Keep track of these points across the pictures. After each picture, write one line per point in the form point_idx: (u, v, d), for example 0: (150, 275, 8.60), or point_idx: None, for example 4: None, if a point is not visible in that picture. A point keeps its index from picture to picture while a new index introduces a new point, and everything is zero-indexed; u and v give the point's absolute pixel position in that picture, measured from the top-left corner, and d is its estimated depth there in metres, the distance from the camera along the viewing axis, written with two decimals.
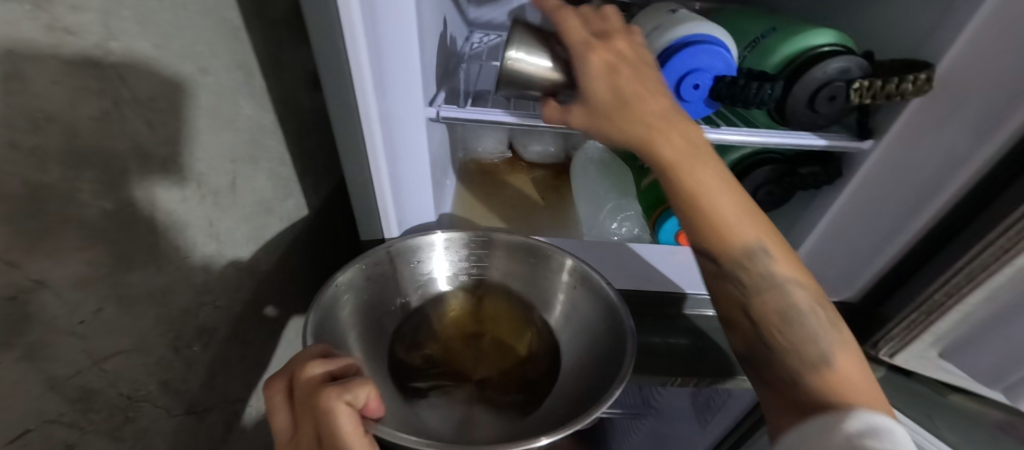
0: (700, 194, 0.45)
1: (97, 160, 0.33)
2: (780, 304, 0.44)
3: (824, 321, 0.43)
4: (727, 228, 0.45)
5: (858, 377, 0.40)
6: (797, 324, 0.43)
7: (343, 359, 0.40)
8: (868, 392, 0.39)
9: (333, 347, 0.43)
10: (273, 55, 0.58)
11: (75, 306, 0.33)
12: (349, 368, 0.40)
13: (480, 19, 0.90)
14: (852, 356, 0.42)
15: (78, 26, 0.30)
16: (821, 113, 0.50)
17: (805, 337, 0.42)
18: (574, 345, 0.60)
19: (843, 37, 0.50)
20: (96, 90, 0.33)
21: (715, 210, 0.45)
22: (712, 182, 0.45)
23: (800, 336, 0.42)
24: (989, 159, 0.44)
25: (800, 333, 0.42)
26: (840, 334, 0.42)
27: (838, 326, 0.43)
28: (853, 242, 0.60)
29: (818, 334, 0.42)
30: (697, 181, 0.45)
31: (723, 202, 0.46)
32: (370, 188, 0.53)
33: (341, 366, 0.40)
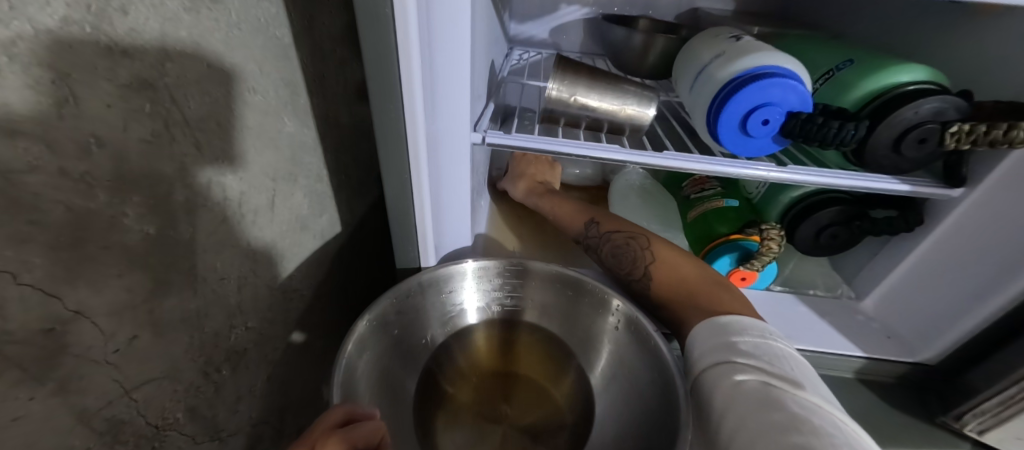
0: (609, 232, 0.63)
1: (143, 184, 0.32)
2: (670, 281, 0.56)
3: (639, 245, 0.59)
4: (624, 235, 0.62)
5: (697, 277, 0.55)
6: (620, 251, 0.61)
7: (364, 429, 0.37)
8: (706, 291, 0.53)
9: (358, 405, 0.41)
10: (319, 71, 0.57)
11: (111, 335, 0.31)
12: (374, 439, 0.38)
13: (521, 35, 0.88)
14: (675, 261, 0.57)
15: (135, 48, 0.30)
16: (907, 156, 0.45)
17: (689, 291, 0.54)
18: (618, 400, 0.55)
19: (935, 72, 0.45)
20: (148, 112, 0.32)
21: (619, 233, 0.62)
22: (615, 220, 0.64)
23: (630, 262, 0.60)
24: None
25: (628, 260, 0.60)
26: (651, 249, 0.58)
27: (648, 246, 0.59)
28: (933, 296, 0.55)
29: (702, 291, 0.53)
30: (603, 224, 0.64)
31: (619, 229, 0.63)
32: (410, 214, 0.51)
33: (365, 438, 0.37)
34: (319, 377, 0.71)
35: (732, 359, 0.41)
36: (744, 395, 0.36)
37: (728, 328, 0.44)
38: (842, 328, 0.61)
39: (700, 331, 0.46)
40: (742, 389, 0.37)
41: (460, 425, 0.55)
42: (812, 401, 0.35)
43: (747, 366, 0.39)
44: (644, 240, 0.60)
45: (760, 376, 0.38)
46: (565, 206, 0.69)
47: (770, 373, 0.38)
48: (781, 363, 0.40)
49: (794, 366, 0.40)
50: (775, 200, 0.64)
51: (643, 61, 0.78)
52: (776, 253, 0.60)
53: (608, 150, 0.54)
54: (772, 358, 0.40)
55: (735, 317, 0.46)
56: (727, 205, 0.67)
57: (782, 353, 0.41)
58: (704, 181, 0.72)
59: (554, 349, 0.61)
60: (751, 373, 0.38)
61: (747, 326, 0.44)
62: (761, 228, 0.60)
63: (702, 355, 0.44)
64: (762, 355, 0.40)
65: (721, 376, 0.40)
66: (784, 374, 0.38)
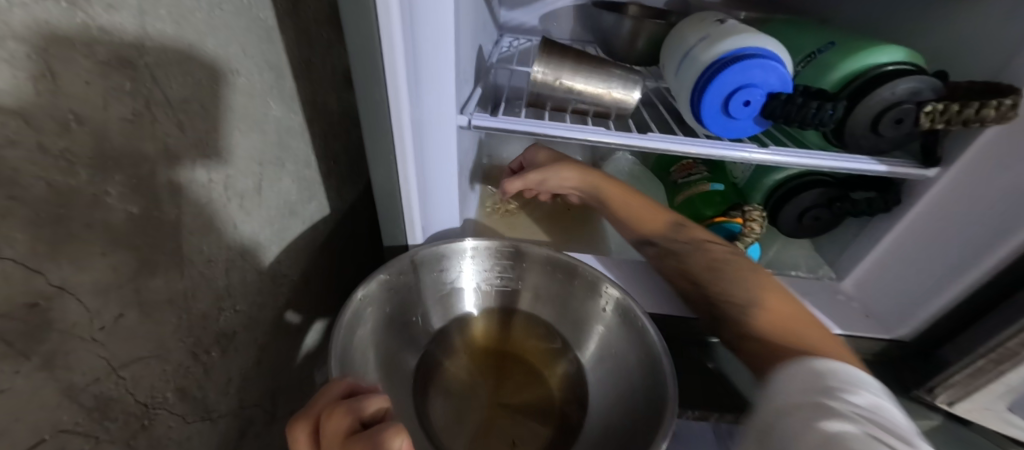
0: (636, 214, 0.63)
1: (125, 162, 0.32)
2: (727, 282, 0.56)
3: (704, 254, 0.58)
4: (648, 216, 0.62)
5: (768, 295, 0.53)
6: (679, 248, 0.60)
7: (370, 402, 0.36)
8: (778, 317, 0.51)
9: (359, 380, 0.41)
10: (305, 56, 0.57)
11: (96, 313, 0.32)
12: (378, 413, 0.37)
13: (511, 23, 0.88)
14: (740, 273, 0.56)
15: (113, 25, 0.29)
16: (885, 137, 0.46)
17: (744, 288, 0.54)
18: (606, 378, 0.57)
19: (912, 54, 0.46)
20: (129, 91, 0.32)
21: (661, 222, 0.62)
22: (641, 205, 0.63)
23: (690, 267, 0.58)
24: None
25: (688, 266, 0.59)
26: (714, 255, 0.58)
27: (712, 250, 0.58)
28: (911, 274, 0.56)
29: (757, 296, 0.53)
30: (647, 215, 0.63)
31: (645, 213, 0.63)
32: (397, 196, 0.52)
33: (371, 412, 0.36)
34: (309, 362, 0.71)
35: (827, 402, 0.36)
36: (832, 438, 0.32)
37: (827, 378, 0.40)
38: (826, 307, 0.62)
39: (792, 375, 0.42)
40: (831, 433, 0.33)
41: (445, 405, 0.56)
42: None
43: (852, 415, 0.34)
44: (711, 245, 0.58)
45: (862, 427, 0.33)
46: (655, 207, 0.63)
47: (878, 427, 0.33)
48: (891, 424, 0.34)
49: (909, 431, 0.34)
50: (759, 183, 0.65)
51: (632, 47, 0.78)
52: (758, 233, 0.62)
53: (595, 133, 0.54)
54: (878, 416, 0.35)
55: (836, 365, 0.42)
56: (713, 189, 0.68)
57: (894, 418, 0.36)
58: (691, 166, 0.72)
59: (544, 329, 0.62)
60: (851, 421, 0.34)
61: (851, 381, 0.39)
62: (744, 210, 0.62)
63: (788, 399, 0.39)
64: (871, 411, 0.35)
65: (807, 414, 0.36)
66: (899, 436, 0.33)
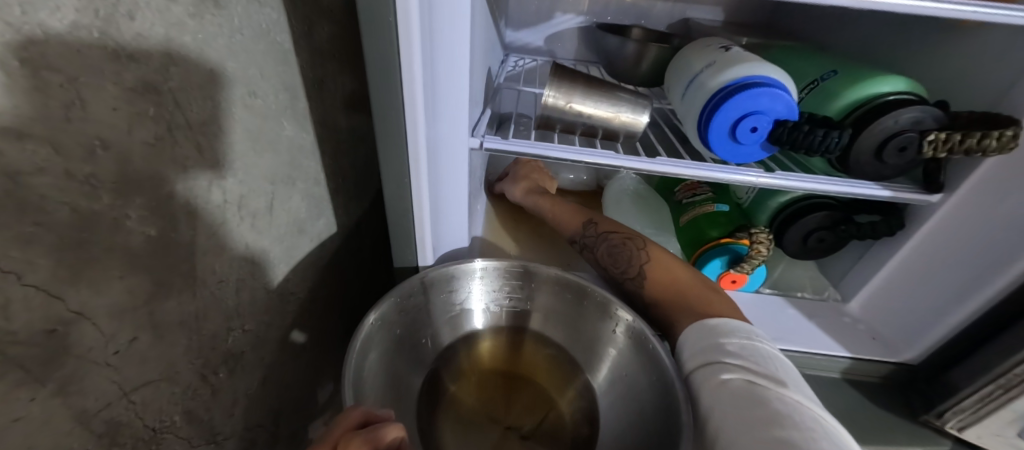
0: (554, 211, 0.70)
1: (146, 186, 0.32)
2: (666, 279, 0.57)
3: (635, 245, 0.61)
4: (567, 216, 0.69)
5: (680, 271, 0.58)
6: (615, 251, 0.62)
7: (388, 431, 0.36)
8: (698, 295, 0.55)
9: (375, 408, 0.40)
10: (318, 77, 0.58)
11: (111, 337, 0.31)
12: (395, 442, 0.36)
13: (517, 43, 0.90)
14: (668, 266, 0.58)
15: (141, 53, 0.30)
16: (888, 164, 0.47)
17: (628, 259, 0.61)
18: (618, 400, 0.56)
19: (913, 84, 0.48)
20: (152, 115, 0.32)
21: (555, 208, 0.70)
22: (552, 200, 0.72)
23: (625, 260, 0.61)
24: None
25: (624, 258, 0.61)
26: (646, 250, 0.60)
27: (644, 248, 0.60)
28: (917, 297, 0.57)
29: (630, 259, 0.61)
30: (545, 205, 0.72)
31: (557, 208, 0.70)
32: (409, 216, 0.52)
33: (389, 440, 0.36)
34: (313, 381, 0.70)
35: (720, 360, 0.43)
36: (726, 395, 0.40)
37: (716, 330, 0.47)
38: (829, 330, 0.62)
39: (689, 333, 0.49)
40: (728, 388, 0.40)
41: (452, 427, 0.55)
42: (793, 398, 0.38)
43: (731, 365, 0.42)
44: (639, 241, 0.61)
45: (743, 375, 0.41)
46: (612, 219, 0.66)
47: (754, 372, 0.41)
48: (763, 363, 0.42)
49: (774, 365, 0.42)
50: (763, 205, 0.66)
51: (636, 69, 0.80)
52: (765, 256, 0.62)
53: (603, 155, 0.55)
54: (756, 359, 0.43)
55: (724, 320, 0.48)
56: (718, 210, 0.69)
57: (768, 354, 0.44)
58: (696, 186, 0.73)
59: (553, 349, 0.62)
60: (735, 372, 0.41)
61: (734, 328, 0.47)
62: (751, 232, 0.63)
63: (692, 357, 0.47)
64: (746, 355, 0.43)
65: (710, 376, 0.43)
66: (766, 372, 0.41)
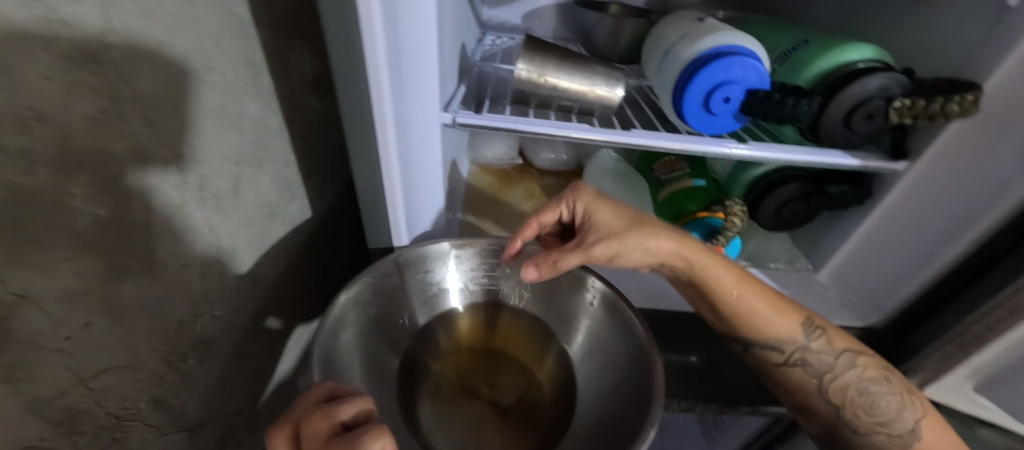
0: (711, 292, 0.54)
1: (92, 162, 0.31)
2: (854, 380, 0.53)
3: (869, 375, 0.53)
4: (724, 296, 0.54)
5: (892, 385, 0.53)
6: (819, 358, 0.54)
7: (350, 405, 0.36)
8: (939, 433, 0.51)
9: (342, 383, 0.40)
10: (282, 53, 0.55)
11: (62, 321, 0.30)
12: (361, 415, 0.36)
13: (494, 21, 0.88)
14: (899, 392, 0.52)
15: (75, 17, 0.28)
16: (856, 132, 0.48)
17: (828, 364, 0.54)
18: (594, 369, 0.57)
19: (881, 52, 0.48)
20: (94, 87, 0.30)
21: (717, 280, 0.53)
22: (710, 262, 0.53)
23: (879, 402, 0.52)
24: (1012, 208, 0.44)
25: (876, 398, 0.52)
26: (897, 381, 0.53)
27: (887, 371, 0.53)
28: (884, 264, 0.59)
29: (834, 363, 0.54)
30: (711, 276, 0.53)
31: (717, 286, 0.54)
32: (381, 195, 0.51)
33: (351, 414, 0.35)
34: (292, 367, 0.69)
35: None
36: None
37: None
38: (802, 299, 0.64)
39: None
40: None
41: (430, 405, 0.55)
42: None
43: None
44: (889, 373, 0.53)
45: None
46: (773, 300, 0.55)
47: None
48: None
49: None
50: (737, 179, 0.67)
51: (614, 46, 0.79)
52: (739, 228, 0.63)
53: (579, 130, 0.55)
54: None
55: None
56: (695, 185, 0.70)
57: None
58: (673, 162, 0.73)
59: (531, 325, 0.62)
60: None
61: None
62: (725, 205, 0.64)
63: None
64: None
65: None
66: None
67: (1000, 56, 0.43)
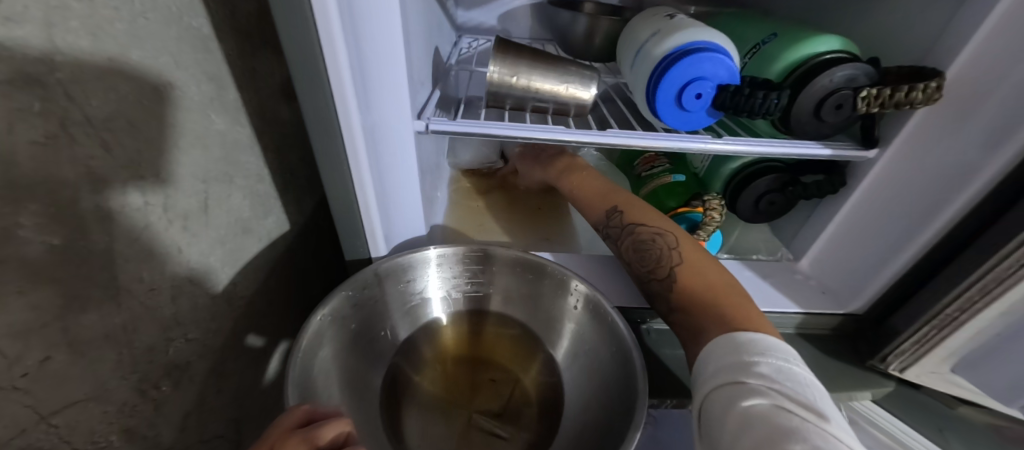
0: (584, 195, 0.68)
1: (40, 190, 0.29)
2: (650, 241, 0.59)
3: (667, 244, 0.58)
4: (594, 204, 0.66)
5: (670, 255, 0.57)
6: (642, 247, 0.59)
7: (333, 427, 0.37)
8: (729, 301, 0.51)
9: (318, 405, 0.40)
10: (248, 64, 0.54)
11: (17, 359, 0.29)
12: (339, 438, 0.37)
13: (468, 23, 0.87)
14: (711, 271, 0.54)
15: (15, 40, 0.27)
16: (827, 122, 0.49)
17: (653, 255, 0.58)
18: (580, 373, 0.56)
19: (847, 42, 0.49)
20: (39, 111, 0.29)
21: (584, 191, 0.68)
22: (596, 184, 0.68)
23: (653, 260, 0.58)
24: (981, 190, 0.45)
25: (650, 257, 0.58)
26: (678, 251, 0.57)
27: (676, 247, 0.57)
28: (860, 251, 0.60)
29: (660, 254, 0.57)
30: (578, 187, 0.70)
31: (589, 192, 0.68)
32: (355, 206, 0.50)
33: (331, 437, 0.37)
34: (276, 385, 0.68)
35: (746, 380, 0.40)
36: (757, 420, 0.36)
37: (748, 346, 0.43)
38: (784, 289, 0.66)
39: (717, 343, 0.45)
40: (755, 415, 0.36)
41: (416, 417, 0.54)
42: (830, 433, 0.35)
43: (765, 390, 0.38)
44: (672, 239, 0.58)
45: (774, 401, 0.37)
46: (601, 190, 0.67)
47: (787, 399, 0.38)
48: (799, 390, 0.39)
49: (813, 395, 0.39)
50: (717, 173, 0.68)
51: (588, 44, 0.78)
52: (719, 222, 0.64)
53: (554, 131, 0.54)
54: (791, 384, 0.39)
55: (759, 336, 0.44)
56: (675, 180, 0.70)
57: (804, 381, 0.40)
58: (654, 159, 0.74)
59: (518, 331, 0.62)
60: (764, 397, 0.38)
61: (769, 347, 0.43)
62: (704, 200, 0.64)
63: (715, 371, 0.43)
64: (782, 381, 0.39)
65: (731, 398, 0.39)
66: (804, 402, 0.37)
67: (961, 42, 0.44)
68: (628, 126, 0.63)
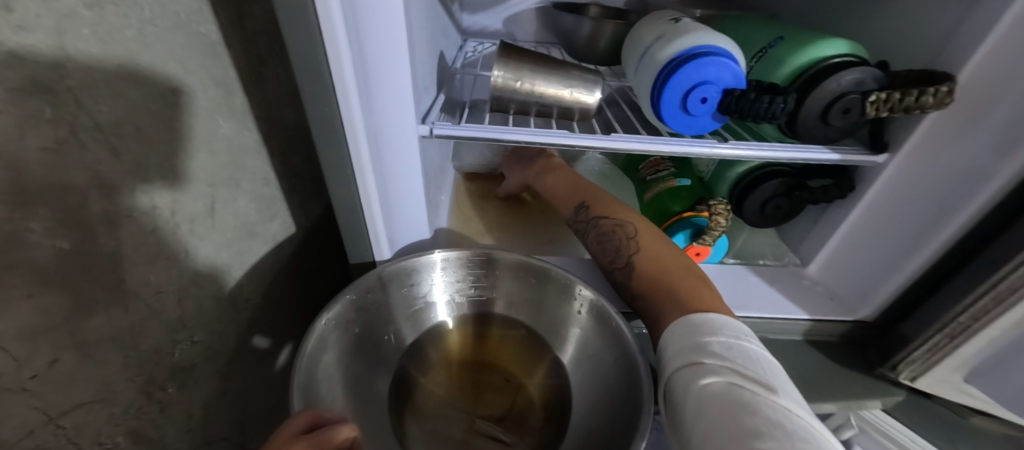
0: (553, 193, 0.69)
1: (50, 195, 0.30)
2: (610, 232, 0.59)
3: (626, 234, 0.58)
4: (562, 200, 0.67)
5: (629, 244, 0.57)
6: (605, 238, 0.60)
7: (340, 431, 0.37)
8: (685, 284, 0.51)
9: (322, 411, 0.40)
10: (255, 69, 0.55)
11: (25, 361, 0.29)
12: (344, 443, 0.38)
13: (474, 27, 0.88)
14: (668, 257, 0.55)
15: (26, 47, 0.27)
16: (834, 126, 0.48)
17: (614, 246, 0.58)
18: (585, 379, 0.56)
19: (856, 46, 0.48)
20: (49, 117, 0.29)
21: (552, 189, 0.69)
22: (561, 180, 0.70)
23: (614, 250, 0.58)
24: (994, 195, 0.44)
25: (612, 248, 0.59)
26: (637, 240, 0.57)
27: (635, 236, 0.58)
28: (870, 256, 0.59)
29: (620, 244, 0.58)
30: (547, 185, 0.71)
31: (557, 189, 0.69)
32: (359, 210, 0.50)
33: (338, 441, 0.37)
34: (280, 388, 0.68)
35: (700, 360, 0.40)
36: (713, 399, 0.36)
37: (700, 327, 0.43)
38: (791, 295, 0.65)
39: (674, 328, 0.46)
40: (710, 394, 0.36)
41: (419, 421, 0.54)
42: (781, 404, 0.35)
43: (718, 368, 0.39)
44: (631, 229, 0.58)
45: (727, 378, 0.37)
46: (568, 185, 0.68)
47: (739, 375, 0.38)
48: (751, 365, 0.39)
49: (764, 368, 0.39)
50: (723, 177, 0.67)
51: (593, 48, 0.78)
52: (724, 226, 0.63)
53: (557, 135, 0.54)
54: (742, 360, 0.39)
55: (712, 316, 0.45)
56: (680, 184, 0.69)
57: (755, 355, 0.40)
58: (659, 162, 0.74)
59: (522, 335, 0.61)
60: (718, 375, 0.38)
61: (721, 325, 0.43)
62: (710, 204, 0.64)
63: (673, 354, 0.43)
64: (734, 357, 0.40)
65: (687, 379, 0.39)
66: (755, 375, 0.38)
67: (972, 46, 0.43)
68: (633, 130, 0.63)
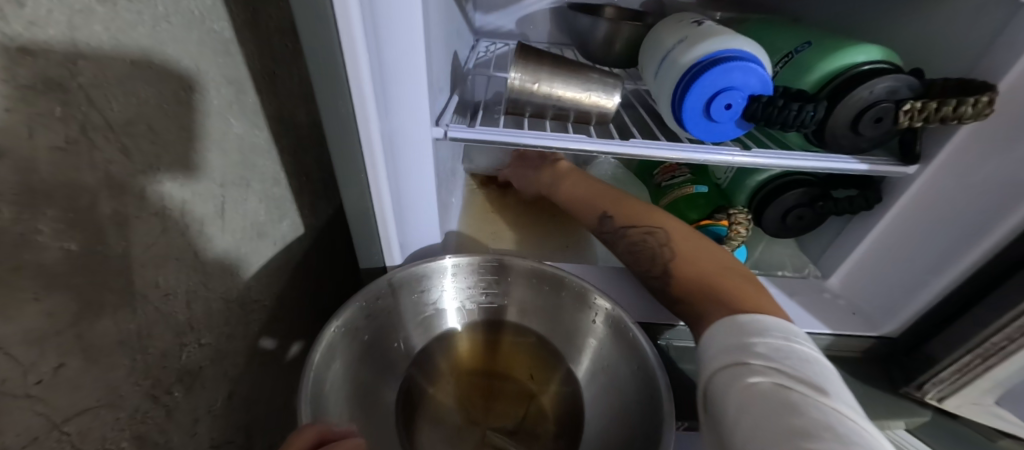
0: (572, 199, 0.66)
1: (59, 196, 0.29)
2: (641, 239, 0.57)
3: (659, 241, 0.56)
4: (581, 209, 0.64)
5: (665, 251, 0.55)
6: (637, 248, 0.57)
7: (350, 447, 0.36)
8: (735, 287, 0.49)
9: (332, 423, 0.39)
10: (267, 68, 0.54)
11: (31, 366, 0.28)
12: None
13: (487, 27, 0.86)
14: (707, 261, 0.53)
15: (37, 43, 0.26)
16: (864, 136, 0.46)
17: (650, 255, 0.56)
18: (600, 392, 0.55)
19: (888, 53, 0.47)
20: (60, 116, 0.28)
21: (570, 198, 0.66)
22: (582, 186, 0.66)
23: (648, 259, 0.56)
24: None
25: (646, 256, 0.56)
26: (671, 246, 0.55)
27: (669, 242, 0.55)
28: (897, 272, 0.57)
29: (656, 251, 0.56)
30: (563, 195, 0.67)
31: (576, 197, 0.66)
32: (371, 214, 0.49)
33: None
34: (286, 390, 0.68)
35: (747, 360, 0.39)
36: (760, 398, 0.35)
37: (748, 328, 0.42)
38: (811, 308, 0.63)
39: (717, 329, 0.44)
40: (756, 393, 0.35)
41: (429, 432, 0.53)
42: (833, 408, 0.34)
43: (766, 369, 0.37)
44: (662, 236, 0.56)
45: (775, 379, 0.36)
46: (590, 190, 0.65)
47: (788, 376, 0.37)
48: (801, 367, 0.38)
49: (813, 371, 0.37)
50: (742, 185, 0.66)
51: (609, 50, 0.77)
52: (744, 236, 0.62)
53: (574, 140, 0.53)
54: (792, 362, 0.38)
55: (758, 316, 0.43)
56: (697, 191, 0.68)
57: (805, 358, 0.39)
58: (674, 169, 0.73)
59: (534, 345, 0.60)
60: (765, 375, 0.37)
61: (770, 327, 0.42)
62: (729, 213, 0.62)
63: (716, 354, 0.42)
64: (782, 359, 0.38)
65: (731, 378, 0.38)
66: (804, 377, 0.36)
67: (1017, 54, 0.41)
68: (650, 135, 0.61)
